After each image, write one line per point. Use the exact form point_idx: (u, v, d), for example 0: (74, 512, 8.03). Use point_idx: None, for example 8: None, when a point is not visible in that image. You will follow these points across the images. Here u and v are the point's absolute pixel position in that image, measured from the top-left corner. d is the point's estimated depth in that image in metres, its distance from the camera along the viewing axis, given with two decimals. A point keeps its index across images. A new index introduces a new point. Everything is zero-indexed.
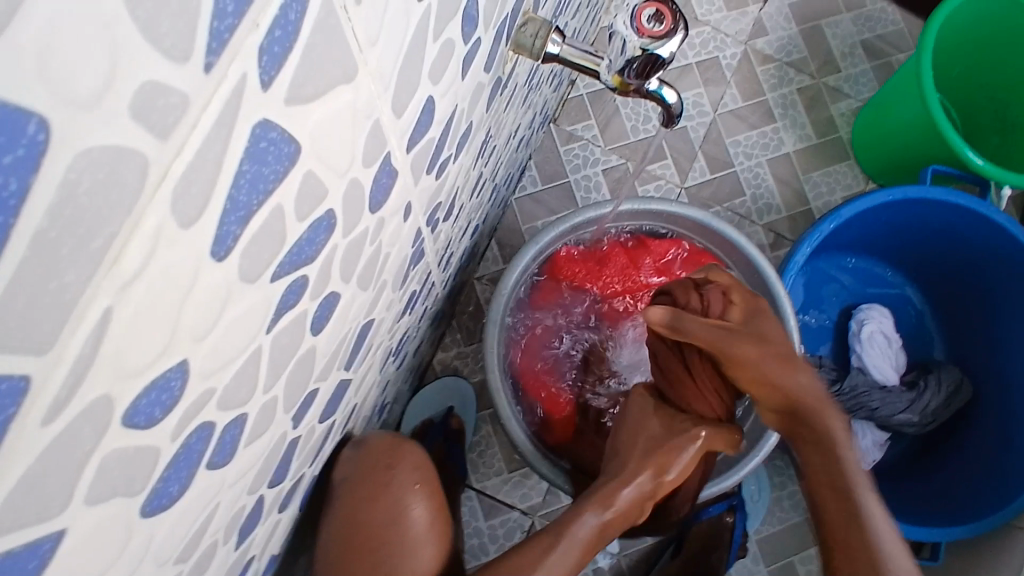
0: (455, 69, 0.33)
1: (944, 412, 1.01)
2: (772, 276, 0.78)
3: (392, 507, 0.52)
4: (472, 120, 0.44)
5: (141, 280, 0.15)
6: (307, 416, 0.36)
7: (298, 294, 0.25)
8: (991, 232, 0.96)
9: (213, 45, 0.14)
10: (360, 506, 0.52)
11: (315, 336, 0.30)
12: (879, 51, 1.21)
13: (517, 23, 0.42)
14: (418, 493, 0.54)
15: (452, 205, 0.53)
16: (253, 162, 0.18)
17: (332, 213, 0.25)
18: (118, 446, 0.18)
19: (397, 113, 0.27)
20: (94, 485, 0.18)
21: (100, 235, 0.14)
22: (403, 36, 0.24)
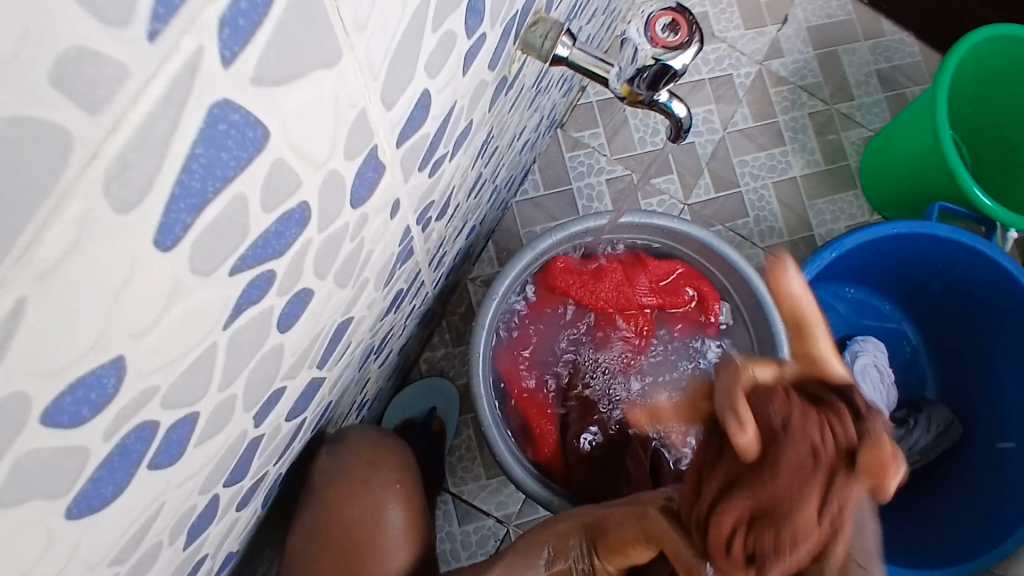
0: (456, 63, 0.31)
1: (932, 451, 1.00)
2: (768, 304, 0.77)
3: (370, 506, 0.52)
4: (473, 119, 0.42)
5: (63, 270, 0.14)
6: (271, 416, 0.34)
7: (264, 289, 0.24)
8: (994, 273, 0.95)
9: (160, 12, 0.13)
10: (339, 502, 0.52)
11: (282, 333, 0.28)
12: (894, 82, 1.19)
13: (526, 22, 0.41)
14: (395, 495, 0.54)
15: (446, 205, 0.51)
16: (209, 145, 0.16)
17: (306, 205, 0.23)
18: (36, 447, 0.16)
19: (387, 105, 0.25)
20: (6, 488, 0.16)
21: (11, 216, 0.12)
22: (398, 23, 0.22)
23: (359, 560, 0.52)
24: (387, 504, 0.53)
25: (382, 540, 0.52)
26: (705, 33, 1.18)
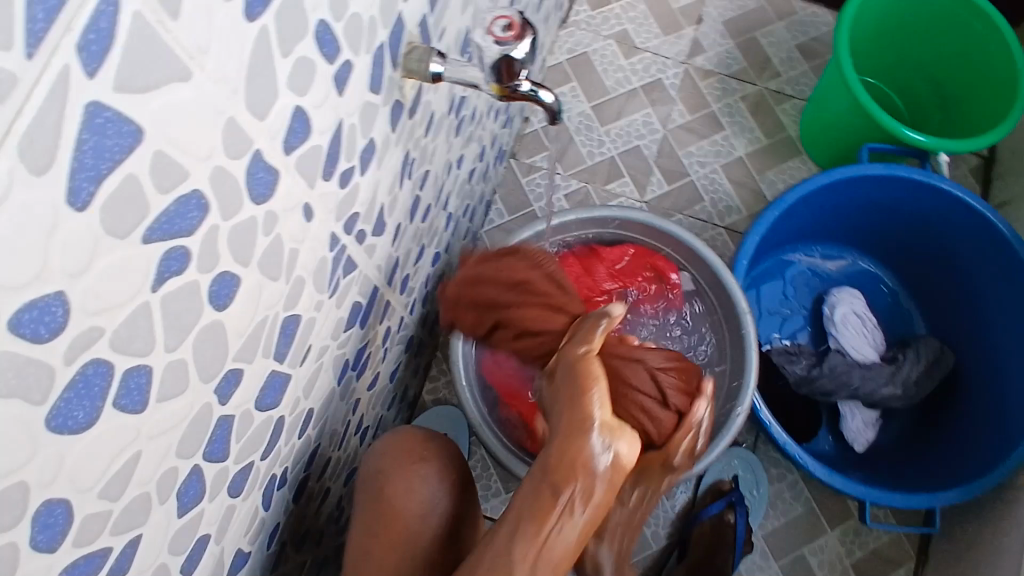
0: (324, 85, 0.40)
1: (927, 382, 1.02)
2: (718, 263, 0.85)
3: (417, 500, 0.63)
4: (374, 137, 0.51)
5: (4, 207, 0.22)
6: (235, 396, 0.42)
7: (183, 262, 0.32)
8: (942, 199, 1.00)
9: (30, 42, 0.21)
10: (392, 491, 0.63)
11: (219, 311, 0.36)
12: (814, 52, 1.28)
13: (402, 50, 0.50)
14: (440, 486, 0.64)
15: (382, 222, 0.60)
16: (92, 133, 0.24)
17: (200, 192, 0.31)
18: (12, 348, 0.24)
19: (258, 116, 0.34)
20: None
21: None
22: (241, 50, 0.31)
23: (398, 534, 0.62)
24: (427, 483, 0.64)
25: (426, 523, 0.63)
26: (629, 47, 1.27)
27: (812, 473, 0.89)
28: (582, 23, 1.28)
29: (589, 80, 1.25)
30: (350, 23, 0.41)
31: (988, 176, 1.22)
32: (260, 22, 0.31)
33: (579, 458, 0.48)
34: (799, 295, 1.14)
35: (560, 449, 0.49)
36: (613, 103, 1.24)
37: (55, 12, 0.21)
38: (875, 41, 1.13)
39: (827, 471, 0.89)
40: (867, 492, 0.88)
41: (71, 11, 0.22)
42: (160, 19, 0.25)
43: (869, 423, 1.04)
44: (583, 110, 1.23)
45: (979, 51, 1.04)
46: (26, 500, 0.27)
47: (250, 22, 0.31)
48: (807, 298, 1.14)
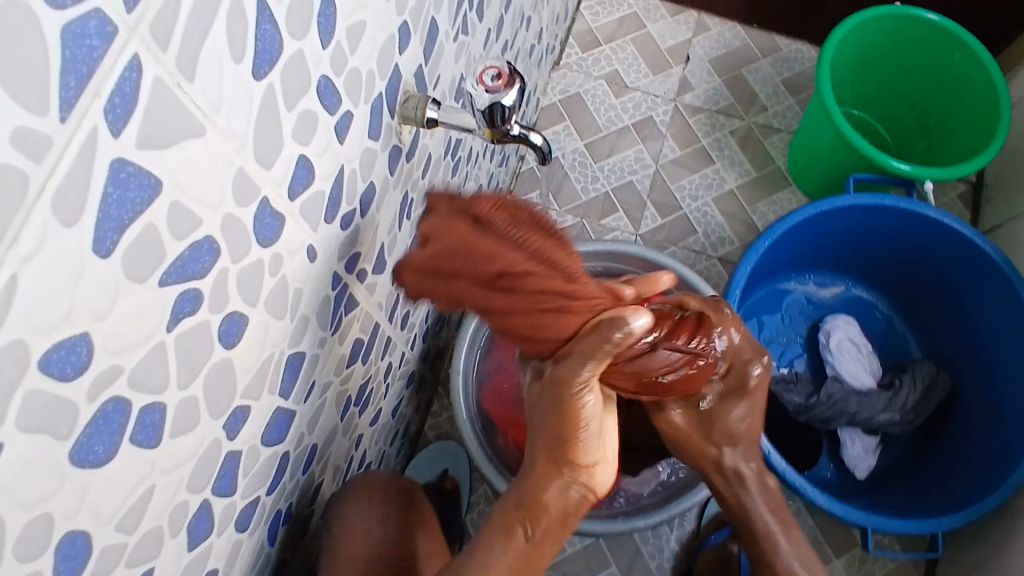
0: (325, 134, 0.42)
1: (925, 407, 1.03)
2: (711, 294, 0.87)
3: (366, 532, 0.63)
4: (373, 181, 0.53)
5: (38, 256, 0.24)
6: (243, 432, 0.43)
7: (195, 304, 0.34)
8: (929, 225, 1.02)
9: (63, 108, 0.23)
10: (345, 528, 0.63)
11: (228, 349, 0.38)
12: (799, 86, 1.32)
13: (398, 100, 0.53)
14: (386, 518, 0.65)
15: (382, 260, 0.62)
16: (116, 188, 0.26)
17: (212, 238, 0.33)
18: (40, 386, 0.25)
19: (265, 165, 0.36)
20: (24, 413, 0.25)
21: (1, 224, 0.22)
22: (249, 107, 0.33)
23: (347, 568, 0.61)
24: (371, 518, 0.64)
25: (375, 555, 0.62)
26: (620, 86, 1.31)
27: (814, 500, 0.89)
28: (573, 65, 1.32)
29: (581, 119, 1.29)
30: (350, 76, 0.43)
31: (975, 202, 1.25)
32: (266, 81, 0.34)
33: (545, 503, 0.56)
34: (794, 323, 1.16)
35: (530, 497, 0.56)
36: (605, 141, 1.28)
37: (85, 80, 0.24)
38: (859, 73, 1.16)
39: (830, 498, 0.88)
40: (871, 519, 0.88)
41: (99, 80, 0.24)
42: (178, 83, 0.28)
43: (870, 449, 1.05)
44: (577, 148, 1.27)
45: (961, 78, 1.08)
46: (50, 530, 0.29)
47: (257, 80, 0.33)
48: (803, 325, 1.15)
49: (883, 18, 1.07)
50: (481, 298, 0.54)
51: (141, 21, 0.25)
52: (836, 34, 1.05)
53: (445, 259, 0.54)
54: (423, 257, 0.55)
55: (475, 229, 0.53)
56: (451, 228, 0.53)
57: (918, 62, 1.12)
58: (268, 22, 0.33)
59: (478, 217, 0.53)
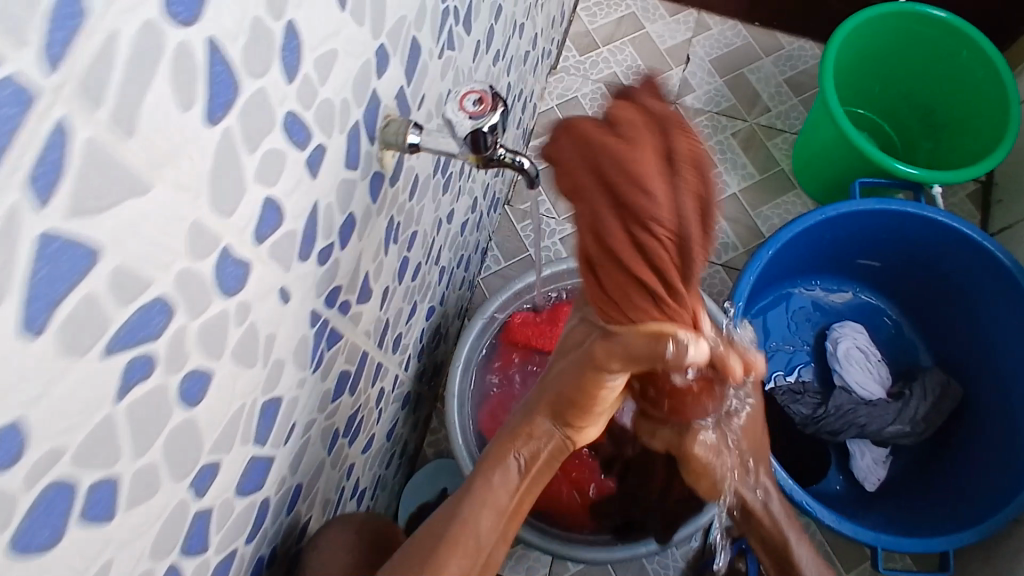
0: (295, 172, 0.40)
1: (936, 418, 1.00)
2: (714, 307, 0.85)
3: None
4: (353, 212, 0.51)
5: None
6: (212, 488, 0.41)
7: (148, 369, 0.32)
8: (938, 230, 0.99)
9: None
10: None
11: (189, 408, 0.36)
12: (803, 85, 1.29)
13: (378, 124, 0.51)
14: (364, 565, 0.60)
15: (367, 289, 0.60)
16: (46, 264, 0.24)
17: (164, 298, 0.31)
18: None
19: (225, 214, 0.34)
20: None
21: None
22: (203, 156, 0.31)
23: None
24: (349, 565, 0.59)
25: None
26: None
27: (821, 520, 0.87)
28: (570, 68, 1.29)
29: None
30: (322, 107, 0.41)
31: (986, 201, 1.21)
32: (222, 125, 0.32)
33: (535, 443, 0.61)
34: (801, 331, 1.12)
35: (525, 426, 0.62)
36: None
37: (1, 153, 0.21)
38: (861, 72, 1.13)
39: (837, 517, 0.86)
40: (880, 538, 0.85)
41: (18, 150, 0.22)
42: (116, 141, 0.25)
43: (879, 460, 1.02)
44: None
45: (967, 75, 1.05)
46: None
47: (212, 126, 0.31)
48: (809, 333, 1.12)
49: (885, 17, 1.04)
50: (587, 218, 0.46)
51: (66, 81, 0.23)
52: (837, 35, 1.02)
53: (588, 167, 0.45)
54: (586, 142, 0.45)
55: (638, 182, 0.42)
56: (625, 167, 0.43)
57: (921, 60, 1.08)
58: (222, 64, 0.30)
59: (664, 172, 0.43)
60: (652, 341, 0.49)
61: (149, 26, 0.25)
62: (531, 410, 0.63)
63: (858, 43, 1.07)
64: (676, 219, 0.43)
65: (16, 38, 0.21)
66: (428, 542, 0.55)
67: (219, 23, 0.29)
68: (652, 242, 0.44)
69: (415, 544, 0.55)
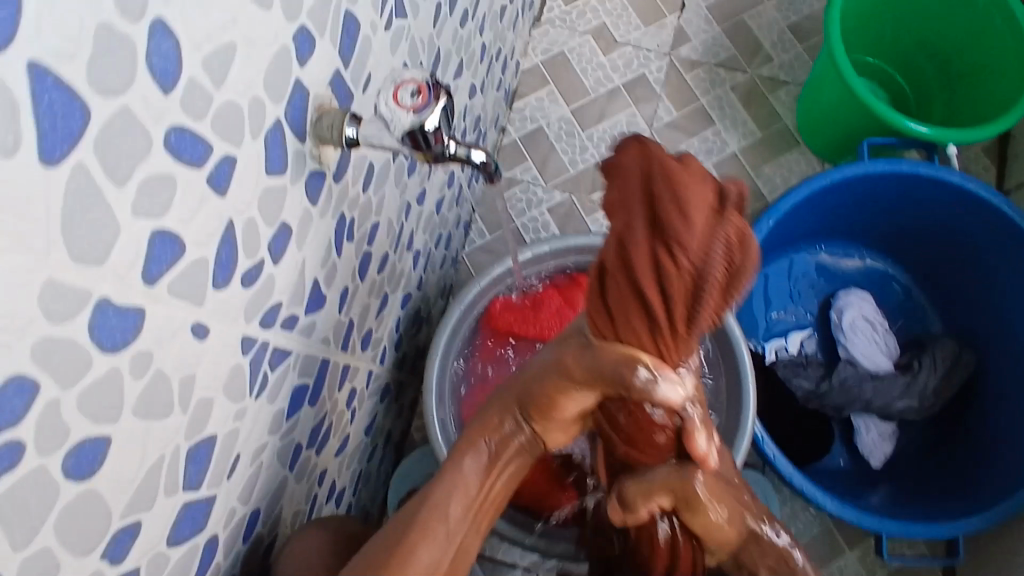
0: (194, 196, 0.34)
1: (947, 392, 0.95)
2: None
3: None
4: (288, 222, 0.45)
5: None
6: (133, 551, 0.37)
7: (14, 457, 0.27)
8: (952, 193, 0.92)
9: None
10: None
11: (84, 481, 0.31)
12: (808, 31, 1.19)
13: (309, 119, 0.44)
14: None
15: (318, 297, 0.54)
16: None
17: (23, 376, 0.26)
18: None
19: (94, 262, 0.28)
20: None
21: None
22: (44, 204, 0.25)
23: None
24: None
25: None
26: (608, 42, 1.19)
27: (824, 507, 0.83)
28: (556, 20, 1.19)
29: (567, 82, 1.17)
30: (223, 114, 0.35)
31: (1003, 154, 1.13)
32: (70, 163, 0.26)
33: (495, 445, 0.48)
34: (804, 299, 1.06)
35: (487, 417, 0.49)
36: (594, 105, 1.16)
37: None
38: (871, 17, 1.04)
39: (840, 503, 0.82)
40: (886, 525, 0.81)
41: None
42: None
43: (885, 435, 0.97)
44: (563, 114, 1.16)
45: (987, 19, 0.95)
46: None
47: (53, 166, 0.25)
48: (813, 301, 1.06)
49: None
50: (616, 215, 0.40)
51: None
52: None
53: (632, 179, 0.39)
54: (637, 152, 0.40)
55: (681, 208, 0.38)
56: (672, 193, 0.38)
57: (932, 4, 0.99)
58: (55, 89, 0.24)
59: (714, 211, 0.39)
60: (623, 364, 0.44)
61: None
62: (496, 401, 0.49)
63: None
64: (703, 257, 0.38)
65: None
66: (396, 530, 0.46)
67: (44, 41, 0.24)
68: (670, 269, 0.39)
69: (386, 531, 0.46)
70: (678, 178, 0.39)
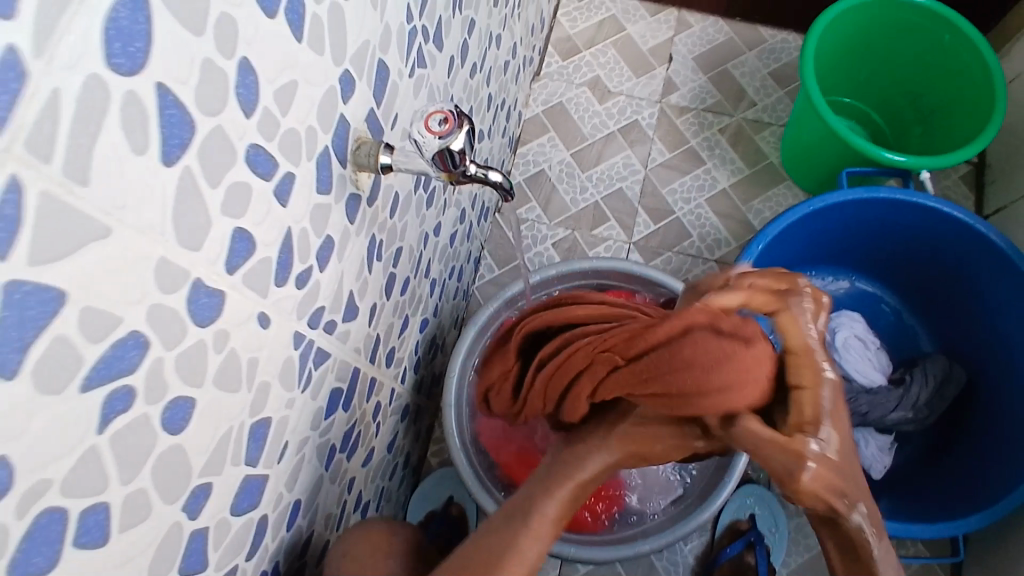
0: (263, 202, 0.41)
1: (939, 403, 1.00)
2: None
3: None
4: (331, 235, 0.52)
5: None
6: (204, 510, 0.43)
7: (127, 401, 0.33)
8: (930, 215, 0.98)
9: None
10: None
11: (174, 435, 0.37)
12: (788, 78, 1.30)
13: (350, 147, 0.52)
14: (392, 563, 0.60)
15: (352, 308, 0.61)
16: (14, 310, 0.25)
17: (138, 332, 0.32)
18: None
19: (192, 248, 0.35)
20: None
21: None
22: (164, 197, 0.32)
23: None
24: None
25: None
26: (603, 92, 1.29)
27: None
28: (554, 74, 1.30)
29: (566, 128, 1.27)
30: (286, 139, 0.42)
31: (979, 182, 1.21)
32: (180, 165, 0.33)
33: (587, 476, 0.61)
34: None
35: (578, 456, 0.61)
36: (592, 149, 1.25)
37: None
38: (847, 60, 1.13)
39: None
40: (885, 524, 0.85)
41: None
42: (70, 191, 0.27)
43: (884, 448, 1.02)
44: (563, 158, 1.25)
45: (954, 59, 1.04)
46: None
47: (168, 166, 0.32)
48: None
49: (863, 5, 1.04)
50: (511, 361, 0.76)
51: (14, 141, 0.24)
52: (816, 27, 1.01)
53: (492, 370, 0.78)
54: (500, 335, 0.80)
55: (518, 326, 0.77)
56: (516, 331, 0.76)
57: (907, 46, 1.08)
58: (173, 106, 0.31)
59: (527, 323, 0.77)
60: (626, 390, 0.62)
61: (93, 79, 0.27)
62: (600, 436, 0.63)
63: (843, 30, 1.07)
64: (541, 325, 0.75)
65: None
66: None
67: (167, 71, 0.31)
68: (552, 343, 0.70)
69: None
70: (494, 347, 0.79)
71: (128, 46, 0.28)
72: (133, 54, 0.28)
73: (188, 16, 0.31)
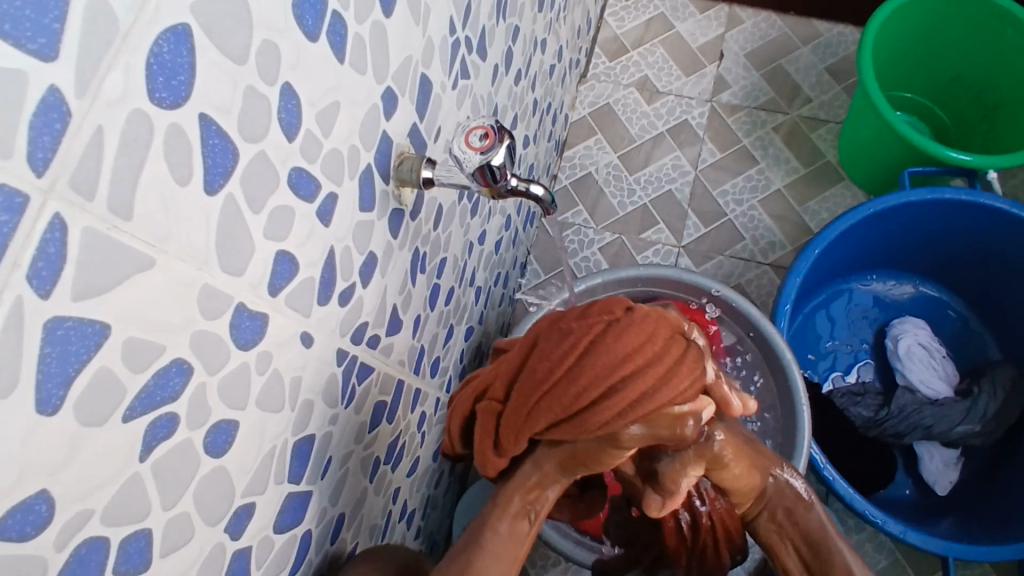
0: (305, 225, 0.41)
1: (1010, 416, 0.94)
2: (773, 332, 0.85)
3: None
4: (374, 251, 0.52)
5: None
6: (248, 529, 0.43)
7: (171, 427, 0.33)
8: (992, 215, 0.93)
9: None
10: None
11: (218, 458, 0.38)
12: (845, 73, 1.25)
13: (392, 163, 0.52)
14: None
15: (396, 322, 0.61)
16: (54, 344, 0.26)
17: (181, 359, 0.33)
18: None
19: (235, 274, 0.35)
20: None
21: None
22: (207, 225, 0.32)
23: None
24: None
25: None
26: (651, 92, 1.26)
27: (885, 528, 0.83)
28: (602, 75, 1.28)
29: (613, 130, 1.24)
30: (328, 161, 0.42)
31: None
32: (222, 193, 0.33)
33: (555, 492, 0.49)
34: (857, 329, 1.07)
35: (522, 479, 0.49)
36: (639, 151, 1.23)
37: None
38: (905, 56, 1.08)
39: (899, 524, 0.83)
40: (947, 546, 0.81)
41: (17, 249, 0.23)
42: (114, 226, 0.27)
43: (950, 462, 0.97)
44: (610, 160, 1.23)
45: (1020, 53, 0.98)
46: None
47: (211, 195, 0.32)
48: (867, 331, 1.07)
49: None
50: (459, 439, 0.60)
51: (57, 180, 0.24)
52: (875, 19, 0.97)
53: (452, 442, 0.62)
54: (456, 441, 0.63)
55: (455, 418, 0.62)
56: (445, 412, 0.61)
57: (970, 40, 1.02)
58: (217, 135, 0.32)
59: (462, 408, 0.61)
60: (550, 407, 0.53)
61: (138, 113, 0.27)
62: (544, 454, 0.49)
63: (899, 25, 1.02)
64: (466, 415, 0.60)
65: (1, 149, 0.22)
66: None
67: (210, 100, 0.31)
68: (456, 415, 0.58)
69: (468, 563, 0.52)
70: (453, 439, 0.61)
71: (171, 80, 0.28)
72: (176, 87, 0.29)
73: (230, 46, 0.31)
